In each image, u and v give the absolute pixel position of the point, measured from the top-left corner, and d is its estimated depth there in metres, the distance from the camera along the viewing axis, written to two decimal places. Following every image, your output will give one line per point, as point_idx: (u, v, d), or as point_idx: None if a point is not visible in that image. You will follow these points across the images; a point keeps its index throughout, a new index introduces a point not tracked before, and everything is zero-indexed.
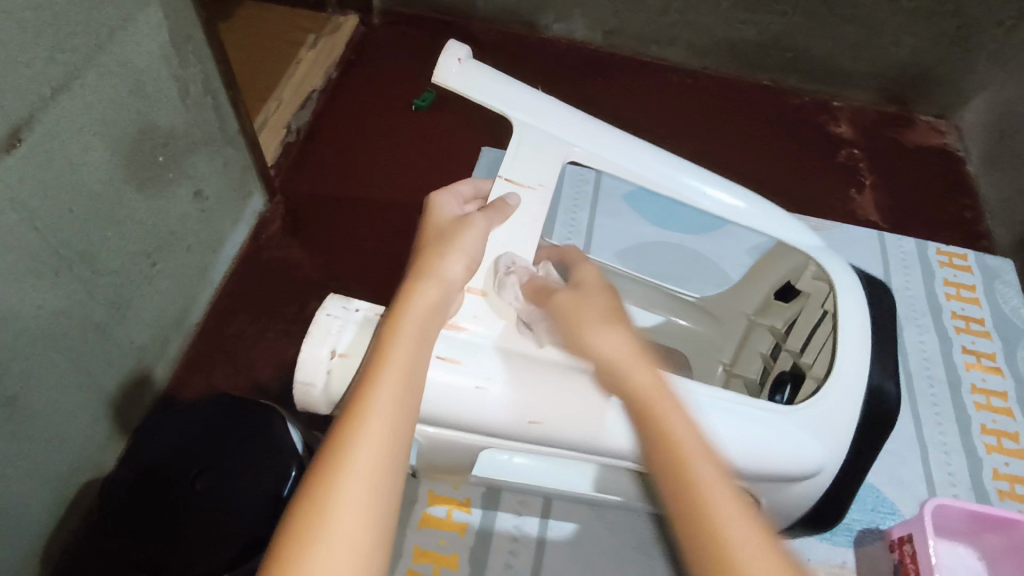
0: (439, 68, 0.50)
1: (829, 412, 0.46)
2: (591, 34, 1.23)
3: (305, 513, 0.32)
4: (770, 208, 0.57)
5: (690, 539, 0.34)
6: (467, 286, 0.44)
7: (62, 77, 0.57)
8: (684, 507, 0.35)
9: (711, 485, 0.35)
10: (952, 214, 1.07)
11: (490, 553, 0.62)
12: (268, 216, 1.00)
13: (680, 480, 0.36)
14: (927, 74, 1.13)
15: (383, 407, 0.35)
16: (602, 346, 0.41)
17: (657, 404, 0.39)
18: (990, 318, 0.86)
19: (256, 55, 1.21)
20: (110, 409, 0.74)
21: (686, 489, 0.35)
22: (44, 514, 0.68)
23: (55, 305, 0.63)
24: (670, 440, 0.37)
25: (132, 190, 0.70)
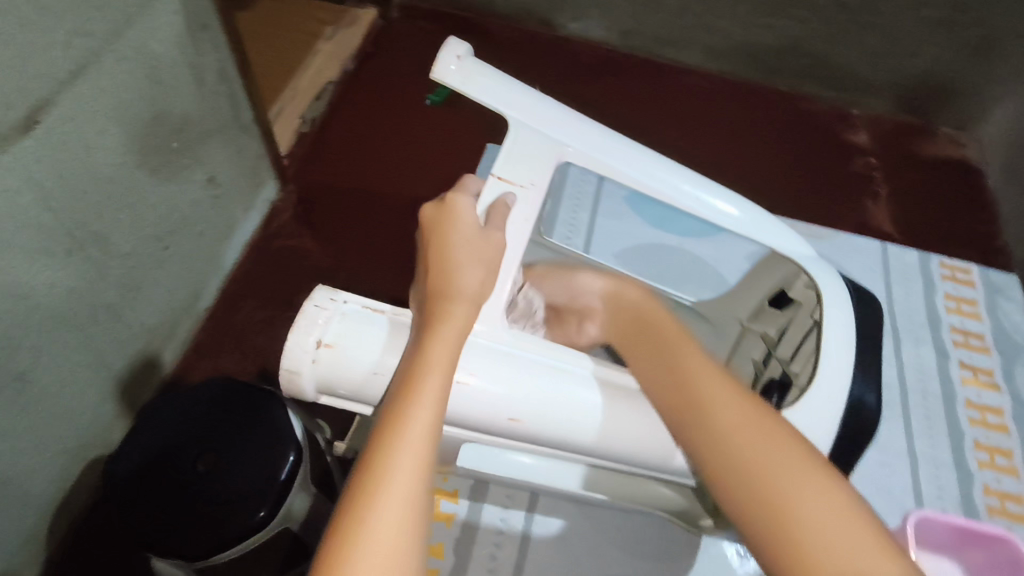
0: (439, 64, 0.49)
1: (811, 419, 0.47)
2: (607, 34, 1.23)
3: (349, 528, 0.33)
4: (764, 216, 0.58)
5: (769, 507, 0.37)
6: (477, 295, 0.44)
7: (79, 62, 0.58)
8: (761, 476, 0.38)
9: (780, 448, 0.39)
10: (966, 227, 1.06)
11: (475, 544, 0.63)
12: (280, 205, 1.02)
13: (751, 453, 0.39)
14: (943, 84, 1.11)
15: (418, 435, 0.36)
16: (592, 284, 0.55)
17: (724, 391, 0.42)
18: (989, 333, 0.85)
19: (274, 45, 1.23)
20: (118, 388, 0.76)
21: (733, 461, 0.39)
22: (51, 487, 0.70)
23: (67, 284, 0.65)
24: (738, 427, 0.40)
25: (145, 175, 0.72)
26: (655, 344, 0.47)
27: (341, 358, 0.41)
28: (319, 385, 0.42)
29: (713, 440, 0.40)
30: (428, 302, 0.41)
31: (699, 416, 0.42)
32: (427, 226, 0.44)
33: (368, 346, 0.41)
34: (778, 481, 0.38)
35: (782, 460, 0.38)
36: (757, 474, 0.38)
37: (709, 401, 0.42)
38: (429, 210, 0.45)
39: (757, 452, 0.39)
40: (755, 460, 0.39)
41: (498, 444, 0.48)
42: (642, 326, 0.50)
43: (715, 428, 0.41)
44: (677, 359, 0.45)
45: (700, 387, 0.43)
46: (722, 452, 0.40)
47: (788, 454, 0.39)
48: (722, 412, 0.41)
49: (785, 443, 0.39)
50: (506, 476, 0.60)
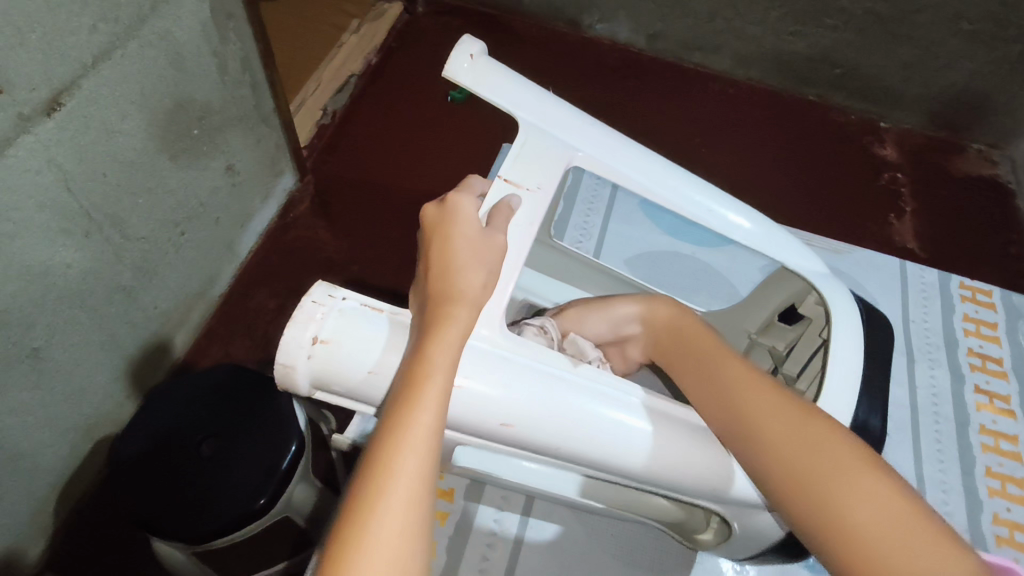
0: (451, 63, 0.49)
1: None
2: (634, 37, 1.22)
3: (347, 532, 0.33)
4: (778, 231, 0.57)
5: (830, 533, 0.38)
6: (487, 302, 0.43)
7: (102, 47, 0.59)
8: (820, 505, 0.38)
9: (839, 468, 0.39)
10: (993, 248, 1.03)
11: (468, 545, 0.63)
12: (298, 195, 1.03)
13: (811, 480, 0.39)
14: (978, 100, 1.08)
15: (419, 438, 0.36)
16: (629, 312, 0.56)
17: (772, 416, 0.42)
18: (1009, 358, 0.83)
19: (301, 36, 1.24)
20: (129, 369, 0.77)
21: (797, 488, 0.40)
22: (60, 463, 0.71)
23: (84, 265, 0.66)
24: (800, 453, 0.40)
25: (165, 160, 0.72)
26: (700, 361, 0.49)
27: (337, 354, 0.41)
28: (314, 380, 0.42)
29: (767, 450, 0.41)
30: (429, 304, 0.41)
31: (750, 425, 0.42)
32: (430, 228, 0.44)
33: (363, 344, 0.41)
34: (836, 489, 0.38)
35: (839, 467, 0.39)
36: (815, 482, 0.39)
37: (759, 412, 0.43)
38: (432, 212, 0.44)
39: (813, 459, 0.40)
40: (812, 469, 0.39)
41: (491, 449, 0.47)
42: (684, 347, 0.51)
43: (768, 437, 0.41)
44: (722, 373, 0.46)
45: (749, 399, 0.44)
46: (779, 461, 0.41)
47: (842, 460, 0.39)
48: (771, 421, 0.42)
49: (837, 450, 0.40)
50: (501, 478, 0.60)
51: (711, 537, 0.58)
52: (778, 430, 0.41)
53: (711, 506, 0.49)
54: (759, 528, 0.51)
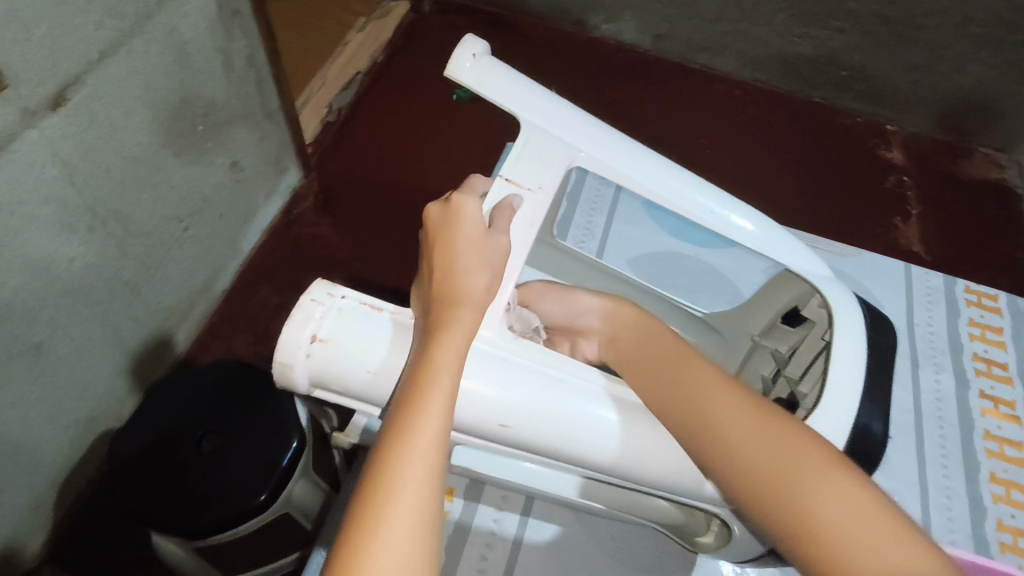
0: (454, 62, 0.49)
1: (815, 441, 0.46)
2: (640, 37, 1.22)
3: (354, 537, 0.33)
4: (781, 233, 0.57)
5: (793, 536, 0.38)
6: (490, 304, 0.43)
7: (108, 42, 0.59)
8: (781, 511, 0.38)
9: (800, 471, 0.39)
10: (999, 253, 1.02)
11: (467, 544, 0.63)
12: (301, 192, 1.03)
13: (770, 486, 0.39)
14: (986, 103, 1.08)
15: (425, 442, 0.35)
16: (589, 302, 0.56)
17: (725, 420, 0.42)
18: (1014, 363, 0.82)
19: (306, 33, 1.24)
20: (132, 364, 0.78)
21: (761, 493, 0.39)
22: (61, 457, 0.71)
23: (88, 259, 0.66)
24: (759, 457, 0.40)
25: (170, 156, 0.73)
26: (654, 360, 0.48)
27: (336, 353, 0.41)
28: (313, 379, 0.42)
29: (728, 451, 0.41)
30: (434, 306, 0.41)
31: (709, 427, 0.42)
32: (432, 229, 0.43)
33: (362, 343, 0.41)
34: (797, 488, 0.38)
35: (799, 466, 0.39)
36: (778, 483, 0.39)
37: (717, 413, 0.42)
38: (435, 213, 0.44)
39: (773, 459, 0.39)
40: (772, 469, 0.39)
41: (493, 449, 0.47)
42: (641, 345, 0.50)
43: (728, 439, 0.41)
44: (677, 373, 0.45)
45: (706, 399, 0.43)
46: (740, 463, 0.40)
47: (804, 458, 0.39)
48: (731, 422, 0.41)
49: (798, 448, 0.40)
50: (500, 479, 0.59)
51: (711, 539, 0.58)
52: (735, 435, 0.41)
53: (714, 510, 0.49)
54: None
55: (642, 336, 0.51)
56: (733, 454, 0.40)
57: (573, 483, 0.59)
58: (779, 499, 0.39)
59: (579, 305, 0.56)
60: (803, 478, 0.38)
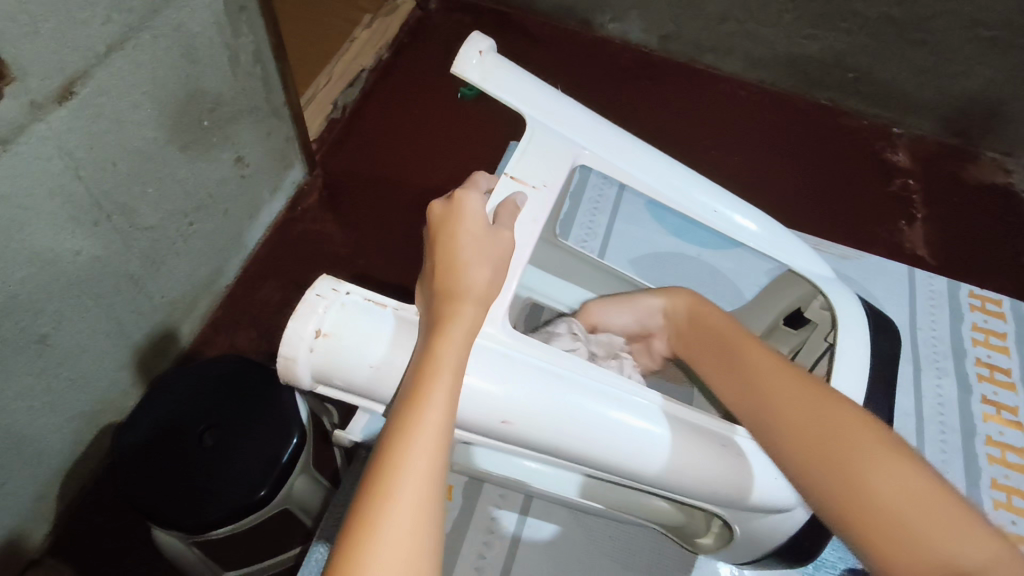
0: (460, 59, 0.49)
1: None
2: (646, 37, 1.21)
3: (358, 529, 0.33)
4: (785, 234, 0.57)
5: (855, 514, 0.39)
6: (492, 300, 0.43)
7: (115, 36, 0.59)
8: (842, 489, 0.39)
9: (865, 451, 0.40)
10: (1005, 258, 1.02)
11: (465, 542, 0.63)
12: (306, 188, 1.03)
13: (834, 465, 0.40)
14: (993, 107, 1.07)
15: (428, 436, 0.35)
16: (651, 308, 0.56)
17: (786, 404, 0.43)
18: (1017, 369, 0.82)
19: (312, 29, 1.23)
20: (136, 358, 0.78)
21: (826, 471, 0.40)
22: (64, 449, 0.72)
23: (92, 253, 0.66)
24: (825, 436, 0.41)
25: (176, 151, 0.73)
26: (720, 347, 0.49)
27: (339, 348, 0.41)
28: (315, 373, 0.42)
29: (796, 430, 0.42)
30: (436, 300, 0.40)
31: (777, 408, 0.43)
32: (435, 225, 0.43)
33: (365, 338, 0.41)
34: (863, 467, 0.39)
35: (866, 447, 0.40)
36: (844, 463, 0.40)
37: (782, 396, 0.43)
38: (438, 209, 0.43)
39: (839, 438, 0.41)
40: (839, 447, 0.40)
41: (493, 446, 0.47)
42: (704, 334, 0.52)
43: (795, 418, 0.42)
44: (742, 358, 0.47)
45: (771, 382, 0.44)
46: (807, 442, 0.41)
47: (868, 439, 0.40)
48: (794, 405, 0.43)
49: (862, 431, 0.41)
50: (499, 477, 0.60)
51: (710, 540, 0.58)
52: (797, 416, 0.42)
53: (711, 509, 0.49)
54: (760, 533, 0.51)
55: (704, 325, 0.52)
56: (794, 436, 0.42)
57: (571, 481, 0.59)
58: (842, 478, 0.40)
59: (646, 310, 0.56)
60: (867, 458, 0.39)
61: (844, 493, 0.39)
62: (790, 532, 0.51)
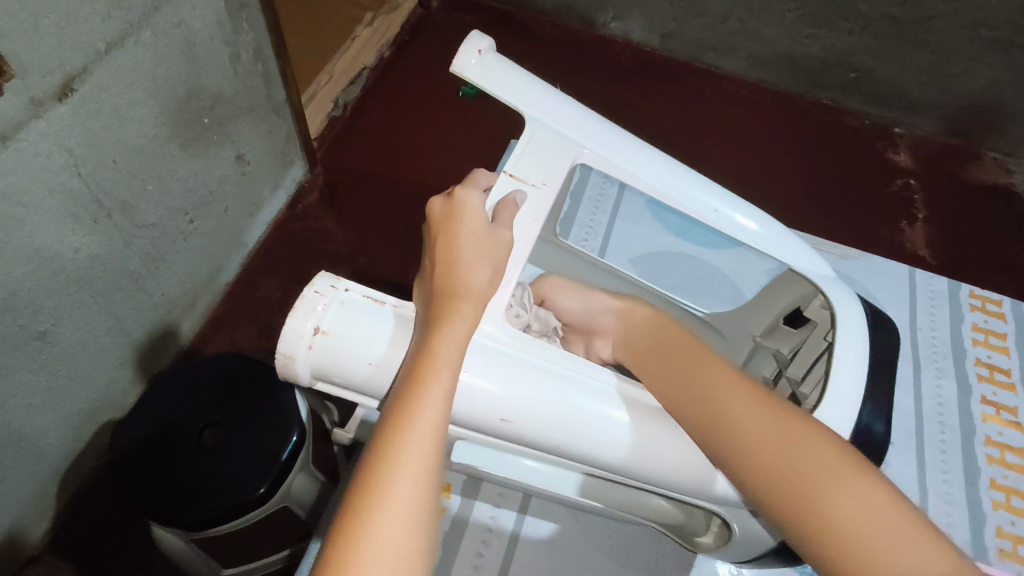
0: (460, 57, 0.49)
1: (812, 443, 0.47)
2: (647, 36, 1.21)
3: (350, 527, 0.33)
4: (785, 234, 0.57)
5: (809, 531, 0.37)
6: (491, 297, 0.43)
7: (116, 34, 0.59)
8: (796, 504, 0.37)
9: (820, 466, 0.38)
10: (1006, 258, 1.02)
11: (463, 540, 0.63)
12: (307, 186, 1.03)
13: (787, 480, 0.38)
14: (995, 107, 1.07)
15: (424, 432, 0.35)
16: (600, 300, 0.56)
17: (735, 412, 0.41)
18: (1017, 369, 0.82)
19: (314, 27, 1.23)
20: (136, 355, 0.78)
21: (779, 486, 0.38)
22: (64, 446, 0.72)
23: (93, 250, 0.66)
24: (779, 448, 0.39)
25: (176, 148, 0.73)
26: (675, 358, 0.46)
27: (338, 346, 0.41)
28: (314, 371, 0.42)
29: (754, 451, 0.39)
30: (436, 298, 0.40)
31: (734, 427, 0.40)
32: (436, 223, 0.43)
33: (364, 336, 0.41)
34: (825, 489, 0.37)
35: (828, 467, 0.38)
36: (805, 485, 0.38)
37: (739, 414, 0.41)
38: (438, 207, 0.44)
39: (799, 458, 0.38)
40: (799, 468, 0.38)
41: (492, 444, 0.47)
42: (653, 346, 0.49)
43: (753, 437, 0.40)
44: (694, 372, 0.44)
45: (726, 400, 0.42)
46: (766, 464, 0.39)
47: (829, 458, 0.38)
48: (752, 422, 0.40)
49: (822, 450, 0.39)
50: (498, 475, 0.60)
51: (710, 539, 0.58)
52: (749, 426, 0.40)
53: (711, 508, 0.49)
54: (759, 533, 0.51)
55: (660, 336, 0.50)
56: (744, 447, 0.40)
57: (572, 481, 0.59)
58: (796, 494, 0.38)
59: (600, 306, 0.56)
60: (823, 473, 0.38)
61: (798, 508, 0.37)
62: None
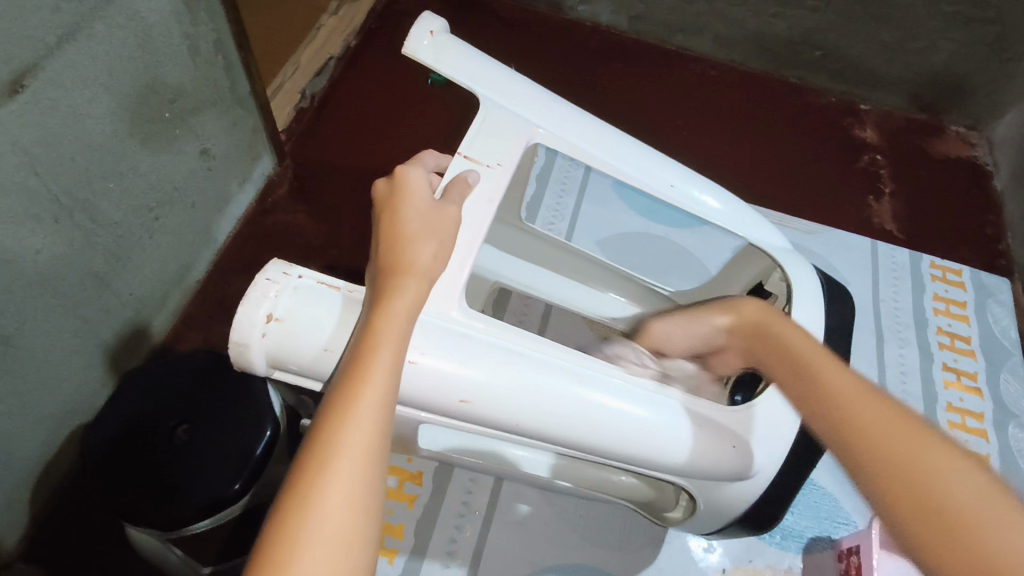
0: (410, 40, 0.48)
1: (770, 411, 0.49)
2: (616, 19, 1.21)
3: (291, 507, 0.31)
4: (747, 210, 0.57)
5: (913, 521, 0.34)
6: (440, 277, 0.42)
7: (67, 26, 0.57)
8: (897, 491, 0.35)
9: (940, 467, 0.35)
10: (971, 229, 1.04)
11: (435, 528, 0.65)
12: (276, 179, 1.01)
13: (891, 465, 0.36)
14: (957, 80, 1.09)
15: (367, 412, 0.34)
16: (713, 321, 0.55)
17: (847, 402, 0.41)
18: (976, 337, 0.84)
19: (275, 16, 1.20)
20: (106, 356, 0.77)
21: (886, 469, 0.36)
22: (34, 452, 0.70)
23: (54, 250, 0.65)
24: (895, 440, 0.37)
25: (137, 144, 0.71)
26: (790, 364, 0.47)
27: (291, 332, 0.41)
28: (269, 358, 0.41)
29: (878, 451, 0.37)
30: (380, 276, 0.40)
31: (860, 429, 0.39)
32: (379, 203, 0.43)
33: (319, 322, 0.41)
34: (965, 508, 0.33)
35: (969, 486, 0.34)
36: (938, 495, 0.34)
37: (867, 417, 0.39)
38: (381, 187, 0.43)
39: (928, 465, 0.35)
40: (931, 475, 0.35)
41: (454, 427, 0.47)
42: (771, 348, 0.49)
43: (879, 440, 0.37)
44: (818, 380, 0.43)
45: (856, 407, 0.40)
46: (893, 468, 0.36)
47: (967, 475, 0.34)
48: (868, 413, 0.39)
49: (960, 467, 0.35)
50: (471, 462, 0.60)
51: (679, 514, 0.58)
52: (861, 412, 0.39)
53: (676, 480, 0.50)
54: (724, 502, 0.52)
55: (771, 340, 0.50)
56: (845, 428, 0.39)
57: (545, 463, 0.60)
58: (900, 479, 0.35)
59: (710, 329, 0.56)
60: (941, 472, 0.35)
61: (899, 496, 0.35)
62: (754, 500, 0.52)
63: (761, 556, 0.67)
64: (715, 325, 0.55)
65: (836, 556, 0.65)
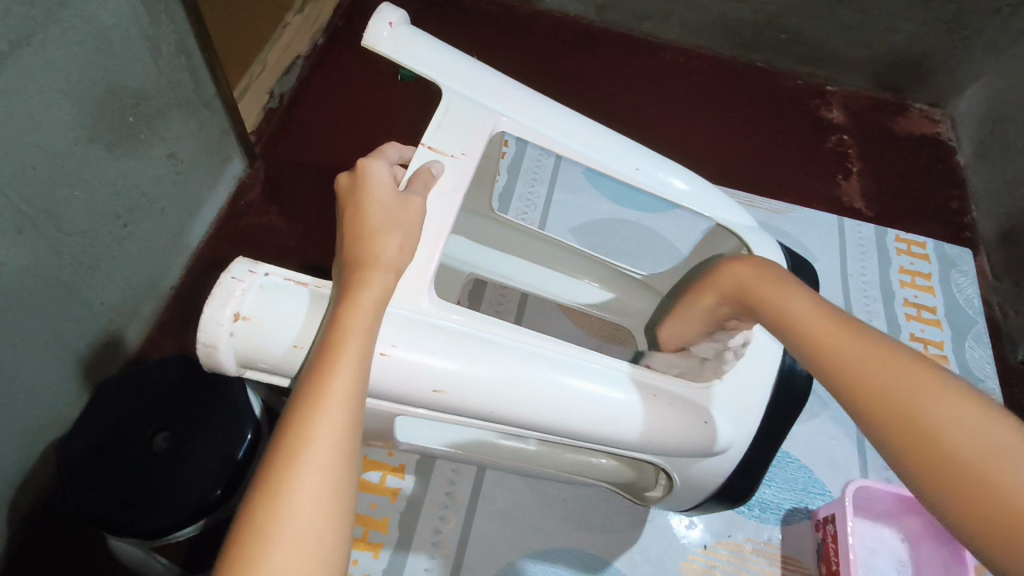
0: (370, 32, 0.48)
1: (738, 387, 0.50)
2: (585, 8, 1.21)
3: (260, 504, 0.31)
4: (714, 192, 0.58)
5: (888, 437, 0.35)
6: (407, 267, 0.42)
7: (19, 32, 0.56)
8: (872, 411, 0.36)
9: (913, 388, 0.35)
10: (938, 204, 1.06)
11: (419, 519, 0.66)
12: (247, 181, 1.00)
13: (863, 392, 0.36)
14: (919, 59, 1.11)
15: (336, 405, 0.34)
16: (703, 301, 0.55)
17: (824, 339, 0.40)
18: (942, 307, 0.86)
19: (239, 15, 1.18)
20: (80, 367, 0.75)
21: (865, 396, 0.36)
22: (9, 468, 0.69)
23: (19, 262, 0.63)
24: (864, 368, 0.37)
25: (100, 150, 0.70)
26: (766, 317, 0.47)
27: (258, 330, 0.40)
28: (238, 358, 0.41)
29: (861, 379, 0.37)
30: (346, 270, 0.40)
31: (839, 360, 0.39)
32: (343, 197, 0.42)
33: (286, 320, 0.41)
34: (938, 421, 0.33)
35: (977, 434, 0.32)
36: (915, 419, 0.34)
37: (847, 352, 0.39)
38: (344, 181, 0.43)
39: (930, 411, 0.34)
40: (934, 422, 0.33)
41: (430, 418, 0.47)
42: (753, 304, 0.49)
43: (877, 387, 0.36)
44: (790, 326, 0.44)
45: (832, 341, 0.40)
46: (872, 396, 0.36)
47: (967, 411, 0.33)
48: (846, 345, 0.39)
49: (965, 410, 0.33)
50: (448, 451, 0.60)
51: (659, 492, 0.59)
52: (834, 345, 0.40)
53: (653, 460, 0.51)
54: (700, 478, 0.53)
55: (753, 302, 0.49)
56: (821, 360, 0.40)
57: (523, 450, 0.60)
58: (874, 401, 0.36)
59: (704, 312, 0.55)
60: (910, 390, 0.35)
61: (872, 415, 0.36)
62: (729, 474, 0.53)
63: (740, 530, 0.68)
64: (708, 304, 0.54)
65: (813, 526, 0.68)
